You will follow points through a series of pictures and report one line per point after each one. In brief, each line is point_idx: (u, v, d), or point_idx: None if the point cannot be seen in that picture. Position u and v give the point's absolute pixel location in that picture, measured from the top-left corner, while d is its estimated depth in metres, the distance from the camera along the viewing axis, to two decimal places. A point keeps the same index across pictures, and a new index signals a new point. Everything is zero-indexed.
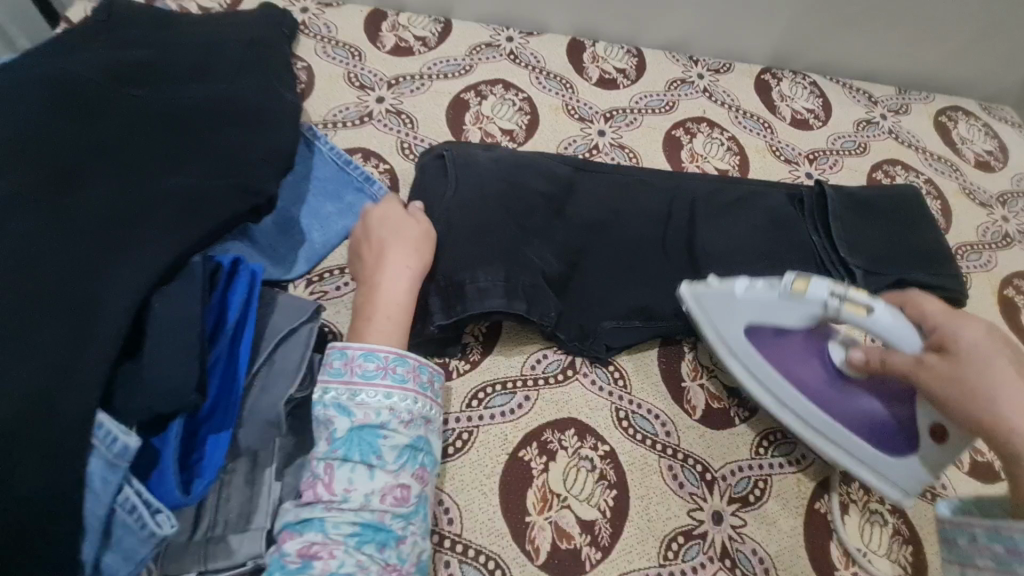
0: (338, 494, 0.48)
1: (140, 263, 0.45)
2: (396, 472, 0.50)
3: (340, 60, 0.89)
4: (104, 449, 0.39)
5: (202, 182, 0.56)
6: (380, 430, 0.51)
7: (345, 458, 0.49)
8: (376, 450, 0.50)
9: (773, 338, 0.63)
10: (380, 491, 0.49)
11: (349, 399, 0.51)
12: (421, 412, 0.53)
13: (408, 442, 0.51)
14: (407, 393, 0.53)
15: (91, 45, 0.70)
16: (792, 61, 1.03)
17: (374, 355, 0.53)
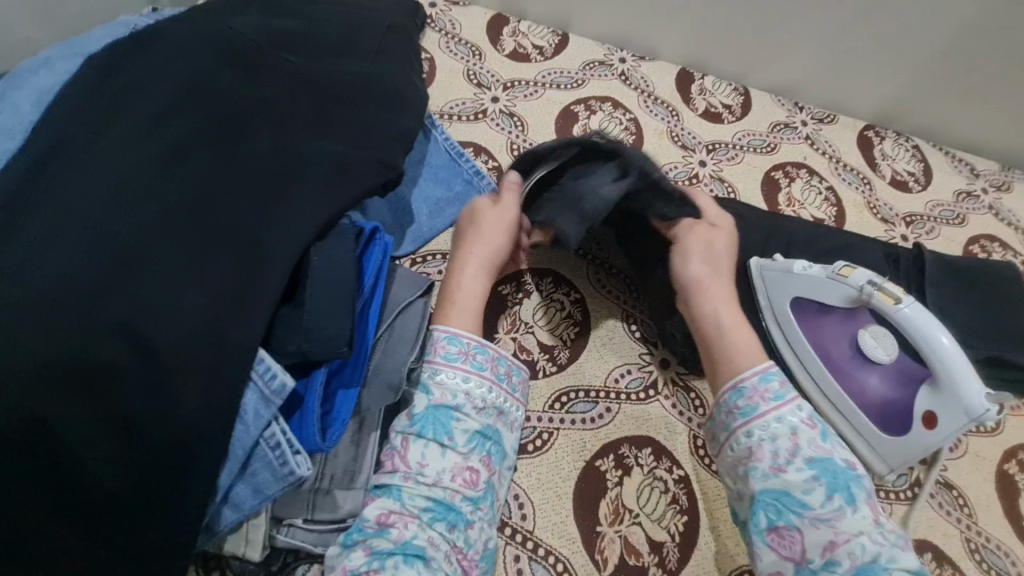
0: (413, 467, 0.49)
1: (303, 216, 0.48)
2: (466, 454, 0.51)
3: (462, 57, 0.93)
4: (262, 383, 0.41)
5: (349, 150, 0.59)
6: (454, 412, 0.52)
7: (420, 433, 0.51)
8: (448, 431, 0.51)
9: (814, 315, 0.70)
10: (451, 470, 0.50)
11: (429, 377, 0.53)
12: (494, 402, 0.54)
13: (479, 428, 0.52)
14: (483, 381, 0.54)
15: (250, 9, 0.75)
16: (897, 122, 1.03)
17: (457, 340, 0.55)
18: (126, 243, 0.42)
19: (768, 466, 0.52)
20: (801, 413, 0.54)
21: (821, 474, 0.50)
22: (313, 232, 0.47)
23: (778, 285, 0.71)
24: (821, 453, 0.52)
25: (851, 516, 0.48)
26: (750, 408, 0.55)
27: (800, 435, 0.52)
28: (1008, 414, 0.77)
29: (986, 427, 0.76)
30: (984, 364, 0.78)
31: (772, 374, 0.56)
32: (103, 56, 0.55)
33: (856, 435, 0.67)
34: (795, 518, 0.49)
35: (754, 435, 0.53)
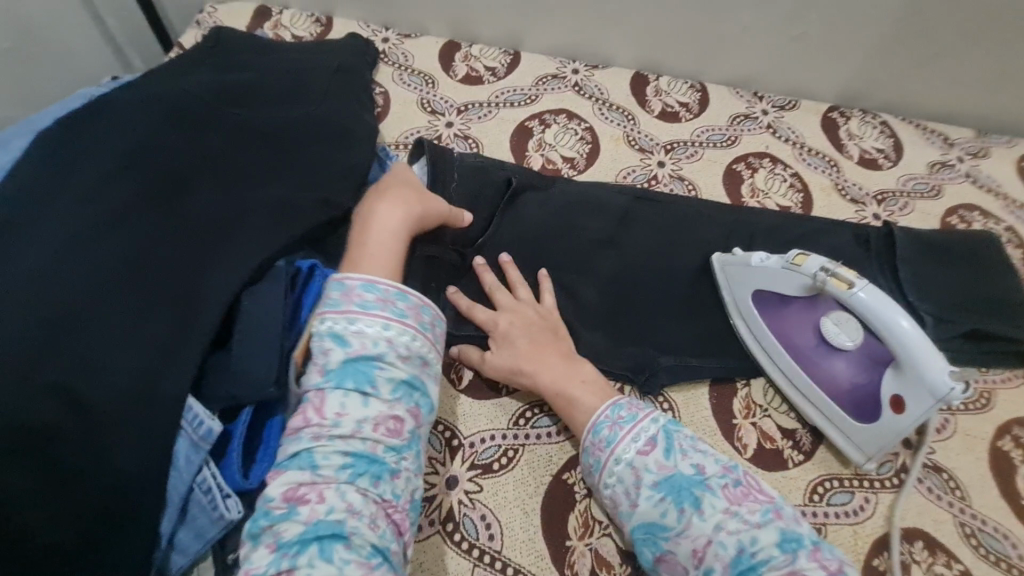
0: (330, 420, 0.48)
1: (237, 264, 0.50)
2: (390, 404, 0.50)
3: (415, 87, 0.95)
4: (190, 430, 0.44)
5: (290, 193, 0.61)
6: (375, 361, 0.50)
7: (339, 385, 0.49)
8: (370, 380, 0.50)
9: (776, 306, 0.69)
10: (373, 420, 0.49)
11: (345, 328, 0.51)
12: (418, 350, 0.53)
13: (405, 377, 0.51)
14: (406, 329, 0.53)
15: (202, 67, 0.79)
16: (862, 100, 1.01)
17: (373, 288, 0.53)
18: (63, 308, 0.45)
19: (628, 505, 0.55)
20: (635, 443, 0.57)
21: (665, 492, 0.54)
22: (244, 277, 0.49)
23: (738, 278, 0.71)
24: (664, 473, 0.55)
25: (699, 520, 0.51)
26: (596, 462, 0.58)
27: (638, 465, 0.56)
28: (997, 389, 0.75)
29: (976, 404, 0.73)
30: (967, 338, 0.75)
31: (601, 424, 0.59)
32: (52, 129, 0.59)
33: (829, 423, 0.66)
34: (665, 541, 0.53)
35: (611, 483, 0.57)
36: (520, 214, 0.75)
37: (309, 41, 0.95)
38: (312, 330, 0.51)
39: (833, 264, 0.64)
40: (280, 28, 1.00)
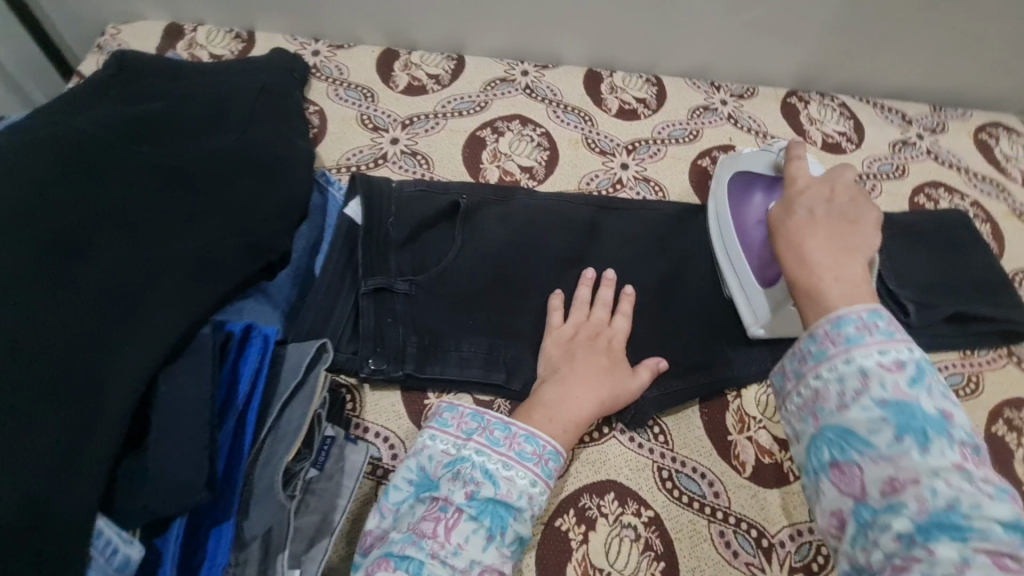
0: (450, 546, 0.47)
1: (149, 339, 0.43)
2: (505, 558, 0.48)
3: (353, 102, 0.87)
4: (102, 560, 0.35)
5: (213, 243, 0.53)
6: (514, 512, 0.49)
7: (475, 518, 0.48)
8: (503, 528, 0.48)
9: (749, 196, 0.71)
10: (484, 566, 0.47)
11: (498, 469, 0.51)
12: (536, 505, 0.51)
13: (526, 536, 0.50)
14: (548, 489, 0.52)
15: (102, 99, 0.69)
16: (818, 82, 0.99)
17: (535, 440, 0.53)
18: None
19: (830, 406, 0.43)
20: (881, 353, 0.42)
21: (890, 415, 0.40)
22: (158, 357, 0.42)
23: (721, 205, 0.73)
24: (899, 396, 0.41)
25: (919, 458, 0.38)
26: (820, 351, 0.45)
27: (873, 374, 0.42)
28: (985, 371, 0.73)
29: (965, 390, 0.71)
30: (949, 322, 0.74)
31: (847, 318, 0.45)
32: None
33: (736, 283, 0.69)
34: (858, 455, 0.40)
35: (823, 377, 0.44)
36: (481, 235, 0.70)
37: (228, 60, 0.86)
38: (467, 455, 0.51)
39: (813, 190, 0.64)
40: (195, 47, 0.91)
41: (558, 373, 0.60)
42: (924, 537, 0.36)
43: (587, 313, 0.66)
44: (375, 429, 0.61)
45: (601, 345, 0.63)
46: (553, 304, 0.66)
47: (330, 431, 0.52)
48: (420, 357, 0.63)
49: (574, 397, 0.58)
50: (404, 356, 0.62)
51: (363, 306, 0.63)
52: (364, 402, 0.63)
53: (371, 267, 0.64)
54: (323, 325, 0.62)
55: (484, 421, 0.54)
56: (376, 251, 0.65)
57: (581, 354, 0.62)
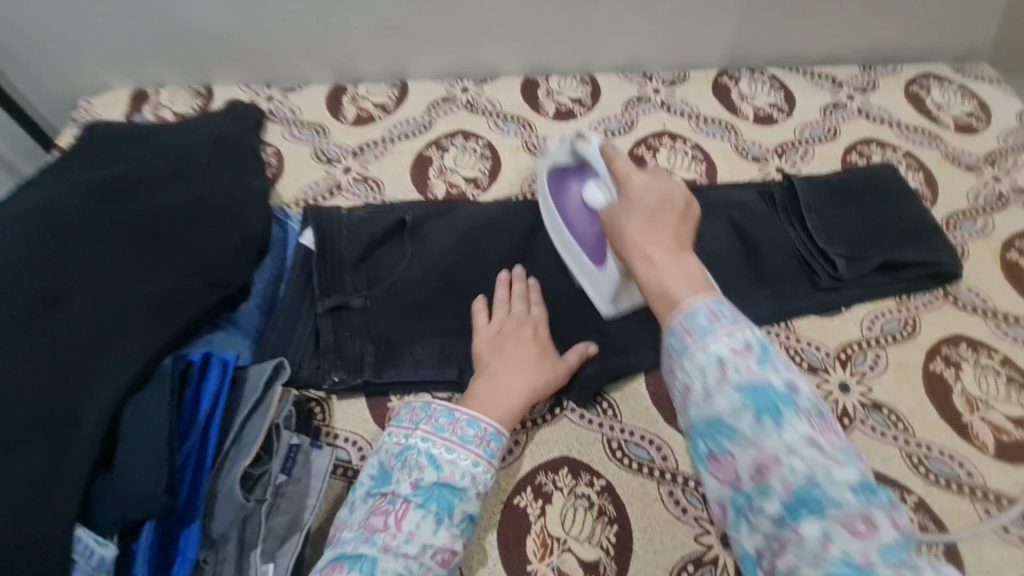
0: (402, 536, 0.51)
1: (116, 373, 0.49)
2: (455, 535, 0.53)
3: (307, 139, 0.94)
4: (84, 562, 0.42)
5: (174, 282, 0.59)
6: (459, 492, 0.54)
7: (423, 505, 0.53)
8: (450, 510, 0.53)
9: (559, 196, 0.76)
10: (436, 547, 0.52)
11: (442, 454, 0.56)
12: (486, 485, 0.56)
13: (476, 513, 0.55)
14: (491, 467, 0.57)
15: (74, 169, 0.77)
16: (747, 60, 1.03)
17: (476, 424, 0.58)
18: None
19: (696, 397, 0.43)
20: (730, 338, 0.44)
21: (748, 399, 0.41)
22: (123, 387, 0.48)
23: (544, 172, 0.78)
24: (754, 378, 0.42)
25: (777, 436, 0.40)
26: (680, 347, 0.45)
27: (727, 360, 0.43)
28: (921, 314, 0.76)
29: (901, 334, 0.74)
30: (880, 271, 0.77)
31: (699, 311, 0.45)
32: None
33: (584, 278, 0.72)
34: (729, 444, 0.41)
35: (687, 372, 0.44)
36: (428, 246, 0.76)
37: (189, 116, 0.94)
38: (414, 443, 0.57)
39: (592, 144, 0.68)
40: (160, 108, 0.98)
41: (489, 371, 0.65)
42: (792, 520, 0.39)
43: (508, 309, 0.70)
44: (345, 435, 0.67)
45: (525, 334, 0.68)
46: (477, 307, 0.71)
47: (296, 439, 0.58)
48: (378, 364, 0.69)
49: (504, 390, 0.62)
50: (362, 363, 0.68)
51: (322, 324, 0.69)
52: (332, 412, 0.68)
53: (326, 290, 0.71)
54: (286, 345, 0.68)
55: (429, 412, 0.59)
56: (331, 274, 0.72)
57: (514, 343, 0.67)
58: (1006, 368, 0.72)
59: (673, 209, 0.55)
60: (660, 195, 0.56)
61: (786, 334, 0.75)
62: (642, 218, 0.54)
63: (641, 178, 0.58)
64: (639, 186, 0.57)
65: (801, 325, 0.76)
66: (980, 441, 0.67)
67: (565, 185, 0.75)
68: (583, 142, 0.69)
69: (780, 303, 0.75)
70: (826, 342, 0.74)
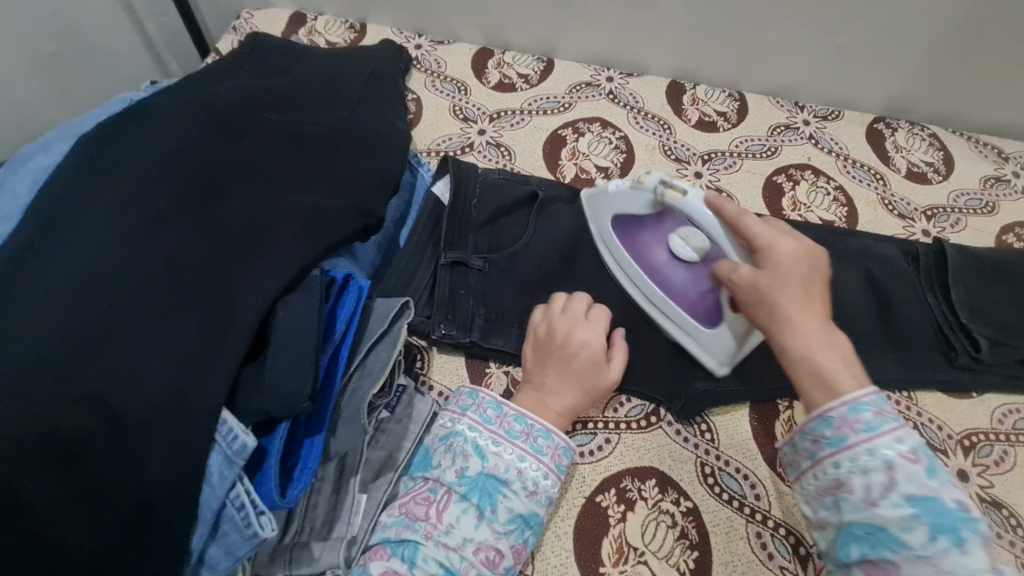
0: (442, 527, 0.49)
1: (270, 274, 0.49)
2: (500, 534, 0.50)
3: (448, 94, 0.95)
4: (225, 444, 0.42)
5: (325, 201, 0.60)
6: (503, 486, 0.51)
7: (465, 497, 0.50)
8: (493, 505, 0.50)
9: (633, 229, 0.70)
10: (478, 543, 0.49)
11: (488, 444, 0.53)
12: (545, 488, 0.53)
13: (524, 512, 0.51)
14: (541, 464, 0.53)
15: (238, 72, 0.79)
16: (910, 111, 0.97)
17: (524, 420, 0.55)
18: (96, 313, 0.43)
19: (856, 498, 0.47)
20: (898, 442, 0.47)
21: (922, 513, 0.44)
22: (279, 287, 0.48)
23: (598, 207, 0.72)
24: (925, 490, 0.45)
25: (959, 558, 0.42)
26: (838, 437, 0.49)
27: (896, 467, 0.46)
28: None
29: None
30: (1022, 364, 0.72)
31: (862, 403, 0.50)
32: (91, 132, 0.57)
33: (680, 331, 0.68)
34: (893, 554, 0.44)
35: (843, 467, 0.48)
36: (553, 224, 0.74)
37: (343, 47, 0.95)
38: (461, 429, 0.54)
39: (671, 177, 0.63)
40: (314, 34, 1.01)
41: (536, 383, 0.61)
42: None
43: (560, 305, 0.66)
44: (440, 389, 0.66)
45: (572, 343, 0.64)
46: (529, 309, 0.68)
47: (404, 381, 0.59)
48: (487, 328, 0.68)
49: (546, 407, 0.59)
50: (471, 324, 0.68)
51: (440, 276, 0.69)
52: (431, 362, 0.69)
53: (451, 242, 0.70)
54: (404, 288, 0.68)
55: (477, 401, 0.56)
56: (456, 229, 0.71)
57: (558, 355, 0.61)
58: None
59: (815, 270, 0.57)
60: (802, 262, 0.57)
61: (907, 404, 0.71)
62: (797, 296, 0.55)
63: (771, 235, 0.58)
64: (780, 252, 0.57)
65: (924, 399, 0.71)
66: None
67: (637, 224, 0.70)
68: (677, 191, 0.61)
69: (906, 370, 0.71)
70: (950, 423, 0.70)
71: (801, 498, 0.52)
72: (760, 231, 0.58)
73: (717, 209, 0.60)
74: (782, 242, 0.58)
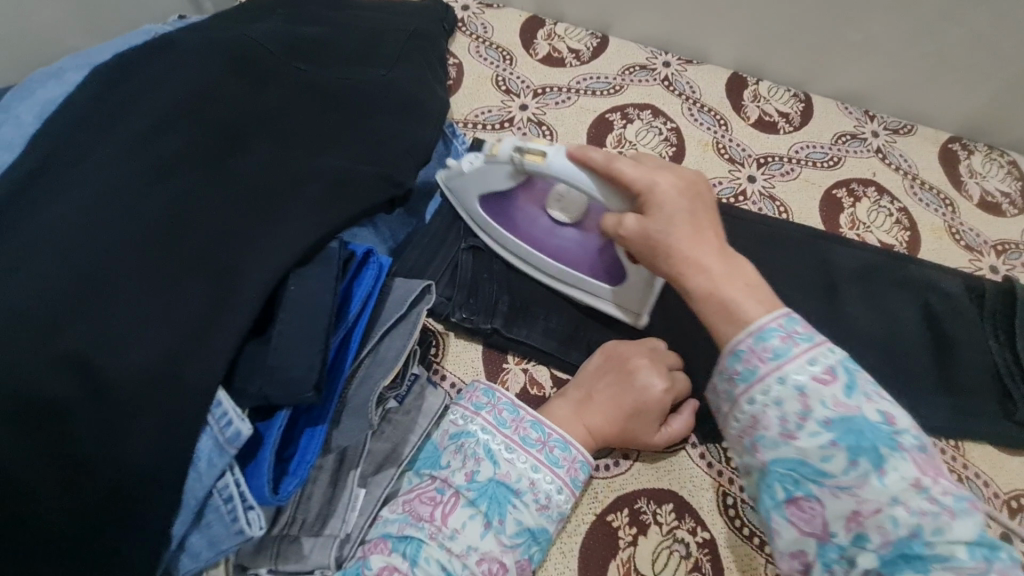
0: (447, 531, 0.45)
1: (283, 242, 0.45)
2: (506, 546, 0.45)
3: (491, 62, 0.88)
4: (217, 429, 0.38)
5: (352, 166, 0.55)
6: (514, 496, 0.47)
7: (473, 503, 0.46)
8: (501, 515, 0.46)
9: (493, 208, 0.63)
10: (482, 553, 0.44)
11: (501, 449, 0.49)
12: (558, 503, 0.48)
13: (533, 526, 0.47)
14: (555, 478, 0.48)
15: (271, 13, 0.73)
16: (992, 134, 0.87)
17: (541, 427, 0.50)
18: (91, 268, 0.39)
19: (774, 432, 0.42)
20: (811, 365, 0.42)
21: (840, 438, 0.40)
22: (293, 258, 0.44)
23: (463, 191, 0.63)
24: (841, 411, 0.40)
25: (877, 482, 0.39)
26: (750, 372, 0.43)
27: (810, 393, 0.41)
28: None
29: None
30: None
31: (769, 329, 0.43)
32: (108, 64, 0.52)
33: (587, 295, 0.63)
34: (816, 488, 0.40)
35: (757, 401, 0.43)
36: None
37: None
38: (473, 430, 0.50)
39: (525, 140, 0.55)
40: None
41: (583, 394, 0.56)
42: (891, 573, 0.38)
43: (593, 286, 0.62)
44: (452, 379, 0.62)
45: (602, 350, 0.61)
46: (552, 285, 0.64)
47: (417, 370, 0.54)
48: (510, 317, 0.63)
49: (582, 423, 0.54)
50: (492, 313, 0.63)
51: (462, 260, 0.64)
52: (446, 349, 0.64)
53: (477, 225, 0.66)
54: (423, 269, 0.64)
55: (492, 401, 0.52)
56: None
57: (615, 378, 0.56)
58: None
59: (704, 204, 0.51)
60: (684, 197, 0.50)
61: (952, 454, 0.66)
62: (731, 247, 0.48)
63: (648, 176, 0.51)
64: (663, 190, 0.50)
65: (972, 451, 0.66)
66: None
67: (500, 203, 0.62)
68: (534, 154, 0.54)
69: (955, 418, 0.66)
70: (996, 480, 0.65)
71: (738, 449, 0.46)
72: (636, 172, 0.50)
73: (655, 177, 0.51)
74: (662, 179, 0.50)
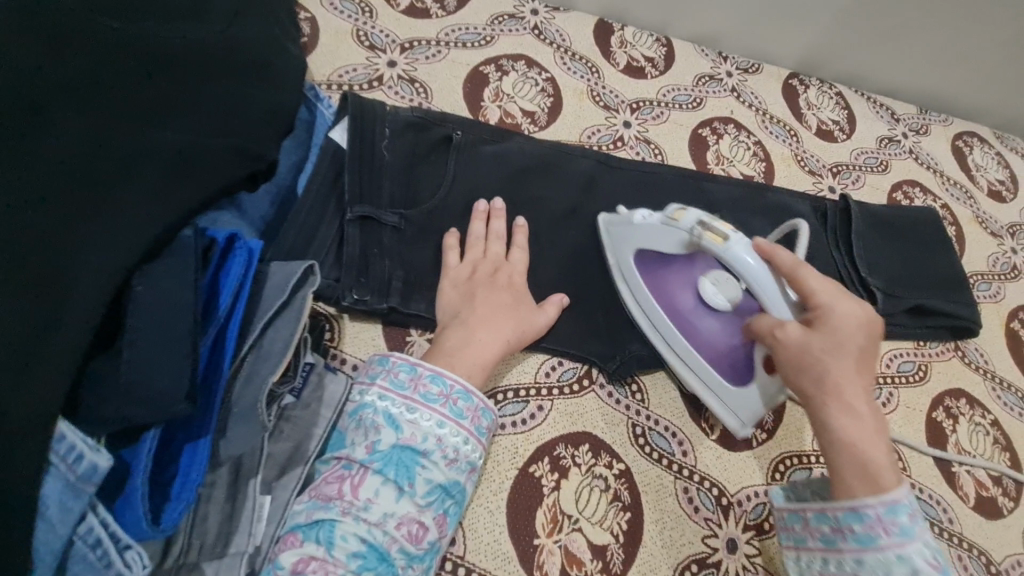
0: (360, 503, 0.43)
1: (116, 239, 0.37)
2: (422, 506, 0.45)
3: (348, 15, 0.80)
4: (66, 467, 0.32)
5: (194, 138, 0.46)
6: (421, 457, 0.46)
7: (380, 472, 0.44)
8: (410, 478, 0.45)
9: (656, 266, 0.63)
10: (400, 517, 0.43)
11: (402, 413, 0.47)
12: (467, 455, 0.48)
13: (444, 481, 0.46)
14: (461, 429, 0.48)
15: None
16: (821, 69, 0.98)
17: (441, 380, 0.49)
18: None
19: None
20: None
21: None
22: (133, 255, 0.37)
23: (622, 237, 0.63)
24: None
25: None
26: None
27: None
28: (932, 362, 0.79)
29: (914, 377, 0.77)
30: (910, 312, 0.79)
31: None
32: None
33: (682, 360, 0.63)
34: None
35: None
36: (474, 174, 0.66)
37: None
38: (369, 400, 0.48)
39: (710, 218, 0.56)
40: None
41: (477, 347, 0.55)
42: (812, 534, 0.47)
43: (484, 249, 0.62)
44: (353, 361, 0.59)
45: (494, 285, 0.60)
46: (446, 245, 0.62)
47: (312, 357, 0.51)
48: (406, 291, 0.60)
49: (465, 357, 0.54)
50: (387, 289, 0.59)
51: (348, 233, 0.58)
52: (343, 332, 0.61)
53: (359, 193, 0.59)
54: (305, 248, 0.58)
55: (387, 368, 0.50)
56: (367, 176, 0.60)
57: (481, 293, 0.59)
58: (994, 429, 0.77)
59: (872, 343, 0.52)
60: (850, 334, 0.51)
61: None
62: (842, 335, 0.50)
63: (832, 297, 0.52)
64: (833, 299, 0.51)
65: None
66: (963, 492, 0.72)
67: (662, 266, 0.63)
68: (718, 236, 0.54)
69: None
70: None
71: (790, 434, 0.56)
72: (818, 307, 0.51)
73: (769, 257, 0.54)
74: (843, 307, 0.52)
